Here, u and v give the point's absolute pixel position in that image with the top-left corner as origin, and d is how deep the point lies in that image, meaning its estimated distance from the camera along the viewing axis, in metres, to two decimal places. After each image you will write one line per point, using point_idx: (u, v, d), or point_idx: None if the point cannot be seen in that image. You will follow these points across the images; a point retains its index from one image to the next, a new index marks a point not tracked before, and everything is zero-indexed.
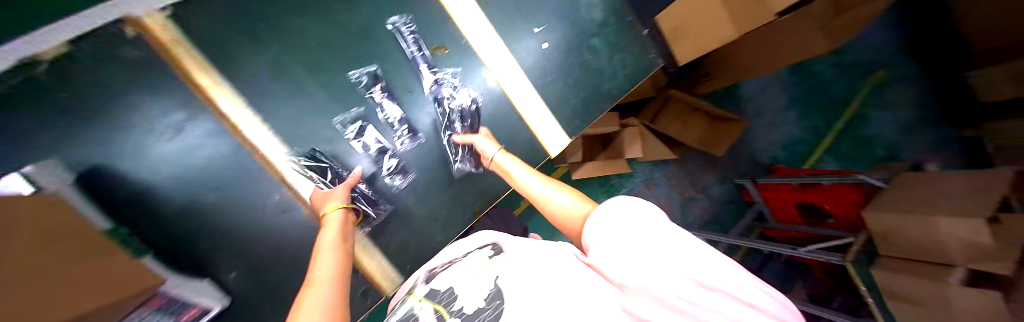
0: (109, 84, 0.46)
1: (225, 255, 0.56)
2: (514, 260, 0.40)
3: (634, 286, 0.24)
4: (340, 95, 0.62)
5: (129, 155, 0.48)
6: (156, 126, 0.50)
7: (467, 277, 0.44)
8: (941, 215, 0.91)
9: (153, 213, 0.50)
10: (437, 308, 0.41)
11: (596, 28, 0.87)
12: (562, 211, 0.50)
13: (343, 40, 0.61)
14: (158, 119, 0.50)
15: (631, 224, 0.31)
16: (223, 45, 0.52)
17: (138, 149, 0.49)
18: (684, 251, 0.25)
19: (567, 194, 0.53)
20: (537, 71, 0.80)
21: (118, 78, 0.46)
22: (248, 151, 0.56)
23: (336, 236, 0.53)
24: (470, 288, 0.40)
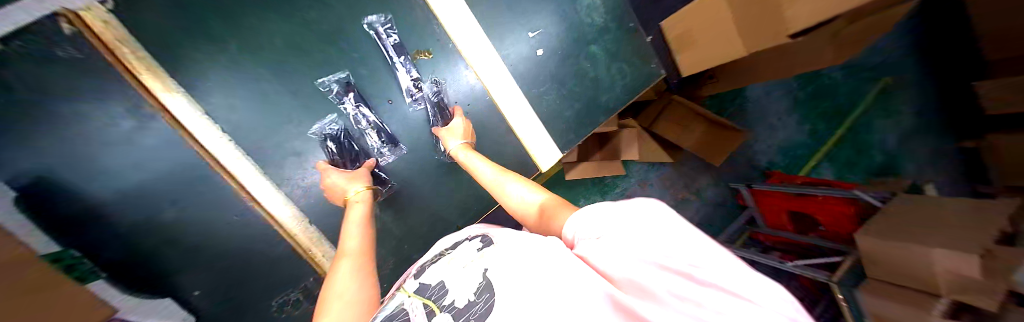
0: (52, 86, 0.44)
1: (183, 273, 0.52)
2: (503, 246, 0.33)
3: (623, 277, 0.20)
4: (311, 101, 0.61)
5: (77, 168, 0.46)
6: (109, 135, 0.48)
7: (454, 272, 0.36)
8: (939, 247, 0.87)
9: (111, 230, 0.48)
10: (426, 304, 0.34)
11: (596, 33, 0.83)
12: (521, 204, 0.47)
13: (313, 43, 0.60)
14: (107, 128, 0.48)
15: (610, 200, 0.23)
16: (182, 47, 0.51)
17: (90, 161, 0.47)
18: (678, 232, 0.18)
19: (523, 185, 0.50)
20: (527, 80, 0.78)
21: (59, 79, 0.45)
22: (205, 163, 0.53)
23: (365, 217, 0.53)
24: (459, 282, 0.33)
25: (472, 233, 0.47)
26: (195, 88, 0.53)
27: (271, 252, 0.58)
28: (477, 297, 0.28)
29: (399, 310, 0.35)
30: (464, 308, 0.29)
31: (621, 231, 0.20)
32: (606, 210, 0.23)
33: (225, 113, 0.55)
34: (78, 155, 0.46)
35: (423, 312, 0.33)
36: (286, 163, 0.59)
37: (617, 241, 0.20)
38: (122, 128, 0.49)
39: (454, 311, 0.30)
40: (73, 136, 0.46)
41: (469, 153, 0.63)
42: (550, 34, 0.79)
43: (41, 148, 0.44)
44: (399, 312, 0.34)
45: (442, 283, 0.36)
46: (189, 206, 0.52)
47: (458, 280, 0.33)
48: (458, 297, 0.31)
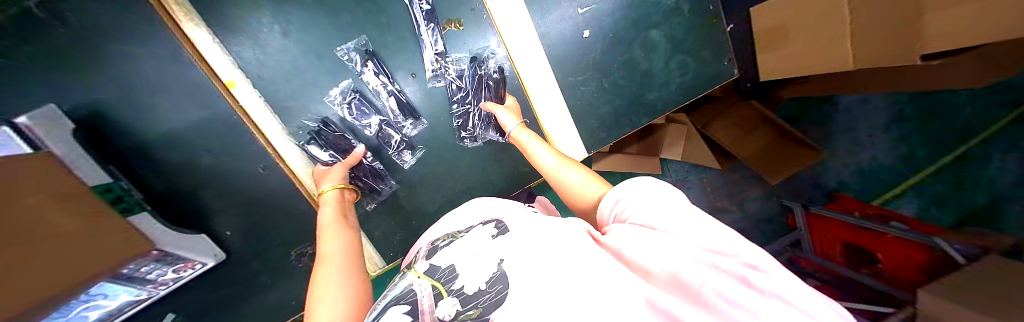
0: (111, 27, 0.47)
1: (216, 213, 0.60)
2: (523, 235, 0.33)
3: (657, 274, 0.23)
4: (334, 67, 0.60)
5: (130, 108, 0.51)
6: (155, 78, 0.51)
7: (464, 257, 0.36)
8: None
9: (158, 166, 0.55)
10: (436, 286, 0.33)
11: (662, 16, 0.69)
12: (577, 192, 0.47)
13: (343, 1, 0.57)
14: (154, 71, 0.51)
15: (658, 206, 0.28)
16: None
17: (139, 102, 0.51)
18: (720, 240, 0.22)
19: (580, 172, 0.50)
20: (566, 66, 0.70)
21: (117, 20, 0.48)
22: (237, 117, 0.56)
23: (337, 217, 0.56)
24: (471, 268, 0.33)
25: (484, 218, 0.47)
26: (226, 39, 0.53)
27: (295, 206, 0.65)
28: (489, 286, 0.29)
29: (408, 290, 0.34)
30: (475, 296, 0.29)
31: (670, 238, 0.24)
32: (655, 212, 0.27)
33: (254, 68, 0.55)
34: (136, 92, 0.51)
35: (430, 293, 0.32)
36: (304, 125, 0.61)
37: (663, 243, 0.23)
38: (169, 71, 0.52)
39: (462, 297, 0.30)
40: (132, 73, 0.50)
41: (525, 133, 0.64)
42: (604, 11, 0.67)
43: (100, 85, 0.49)
44: (410, 292, 0.34)
45: (452, 267, 0.35)
46: (230, 151, 0.58)
47: (470, 266, 0.33)
48: (468, 283, 0.31)
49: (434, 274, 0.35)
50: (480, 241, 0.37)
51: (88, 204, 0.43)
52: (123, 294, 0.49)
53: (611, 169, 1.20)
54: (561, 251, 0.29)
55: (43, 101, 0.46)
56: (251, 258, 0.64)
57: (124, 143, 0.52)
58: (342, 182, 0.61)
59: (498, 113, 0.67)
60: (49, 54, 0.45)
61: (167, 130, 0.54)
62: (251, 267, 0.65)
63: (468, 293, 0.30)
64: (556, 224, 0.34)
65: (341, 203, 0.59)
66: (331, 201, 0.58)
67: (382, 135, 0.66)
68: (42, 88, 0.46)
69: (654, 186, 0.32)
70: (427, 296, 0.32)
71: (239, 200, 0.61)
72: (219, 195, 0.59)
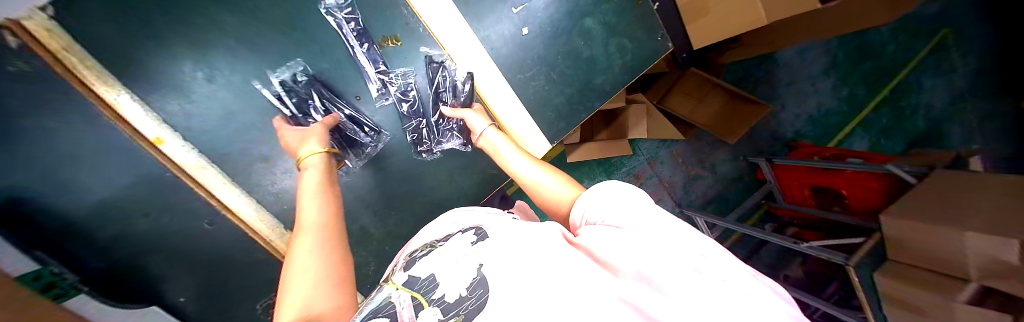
0: None
1: (170, 278, 0.56)
2: (501, 237, 0.30)
3: (636, 275, 0.20)
4: (271, 106, 0.58)
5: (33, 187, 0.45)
6: (47, 152, 0.45)
7: (444, 264, 0.32)
8: (971, 230, 0.77)
9: (87, 243, 0.50)
10: (415, 296, 0.30)
11: (592, 4, 0.72)
12: (552, 196, 0.46)
13: (268, 36, 0.55)
14: (47, 145, 0.45)
15: (625, 207, 0.28)
16: (129, 51, 0.47)
17: None
18: (675, 236, 0.22)
19: (555, 177, 0.48)
20: (511, 65, 0.71)
21: (30, 98, 0.42)
22: (171, 174, 0.53)
23: (319, 181, 0.47)
24: (448, 274, 0.30)
25: (462, 225, 0.44)
26: (143, 96, 0.50)
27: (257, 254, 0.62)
28: (468, 292, 0.25)
29: (386, 304, 0.30)
30: (458, 302, 0.25)
31: (635, 235, 0.23)
32: (628, 214, 0.26)
33: (180, 121, 0.53)
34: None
35: (411, 305, 0.29)
36: (251, 168, 0.60)
37: (629, 238, 0.23)
38: (82, 140, 0.47)
39: (444, 305, 0.27)
40: None
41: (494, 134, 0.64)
42: (539, 7, 0.69)
43: None
44: (386, 305, 0.30)
45: (433, 276, 0.31)
46: (173, 211, 0.55)
47: (449, 273, 0.30)
48: (449, 290, 0.28)
49: (411, 286, 0.32)
50: (458, 247, 0.34)
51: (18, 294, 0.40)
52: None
53: (586, 156, 1.21)
54: (529, 248, 0.25)
55: None
56: (216, 316, 0.61)
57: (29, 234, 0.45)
58: (326, 146, 0.52)
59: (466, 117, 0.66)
60: None
61: (92, 205, 0.49)
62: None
63: (449, 301, 0.26)
64: (527, 225, 0.31)
65: (326, 170, 0.50)
66: (316, 165, 0.49)
67: None
68: None
69: (623, 190, 0.32)
70: (406, 308, 0.29)
71: (195, 259, 0.58)
72: (170, 258, 0.56)
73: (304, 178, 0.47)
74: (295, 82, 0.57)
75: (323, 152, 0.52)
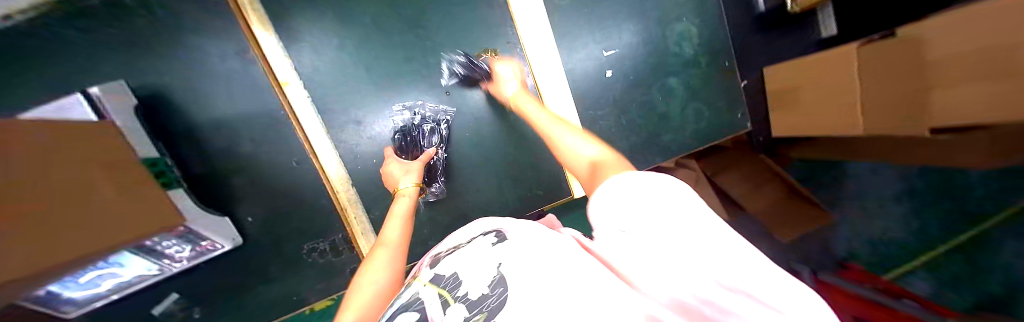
0: (196, 25, 0.56)
1: (244, 200, 0.62)
2: (524, 239, 0.27)
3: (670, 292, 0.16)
4: (378, 79, 0.65)
5: (184, 92, 0.57)
6: (208, 67, 0.57)
7: (468, 261, 0.30)
8: None
9: (198, 148, 0.59)
10: (441, 295, 0.27)
11: (678, 67, 0.76)
12: (571, 154, 0.41)
13: (395, 22, 0.64)
14: (210, 62, 0.57)
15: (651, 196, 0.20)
16: (298, 9, 0.59)
17: (192, 89, 0.57)
18: (725, 247, 0.16)
19: (582, 137, 0.43)
20: (590, 100, 0.74)
21: (213, 21, 0.57)
22: (283, 113, 0.61)
23: (407, 210, 0.54)
24: (473, 268, 0.27)
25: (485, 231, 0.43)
26: (290, 48, 0.60)
27: (319, 201, 0.66)
28: (490, 290, 0.23)
29: (415, 299, 0.29)
30: (479, 300, 0.23)
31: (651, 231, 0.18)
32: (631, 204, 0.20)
33: (307, 71, 0.61)
34: (205, 83, 0.58)
35: (437, 303, 0.26)
36: (345, 129, 0.65)
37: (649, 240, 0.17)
38: (232, 66, 0.58)
39: (469, 303, 0.24)
40: (196, 64, 0.57)
41: (524, 97, 0.61)
42: (627, 55, 0.74)
43: (168, 68, 0.56)
44: (414, 301, 0.28)
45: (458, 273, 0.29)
46: (266, 142, 0.62)
47: (477, 268, 0.27)
48: (473, 289, 0.25)
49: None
50: (478, 250, 0.29)
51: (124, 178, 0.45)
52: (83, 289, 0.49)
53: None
54: (551, 262, 0.20)
55: (130, 79, 0.54)
56: (263, 248, 0.65)
57: (182, 125, 0.58)
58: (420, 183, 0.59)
59: (501, 70, 0.66)
60: (147, 39, 0.55)
61: (214, 117, 0.59)
62: (265, 256, 0.65)
63: (473, 298, 0.24)
64: (544, 233, 0.27)
65: (415, 202, 0.56)
66: (406, 199, 0.56)
67: (404, 133, 0.67)
68: (137, 67, 0.55)
69: (641, 176, 0.23)
70: (433, 305, 0.26)
71: (266, 191, 0.63)
72: (248, 182, 0.62)
73: (396, 205, 0.55)
74: (411, 127, 0.67)
75: (415, 186, 0.58)
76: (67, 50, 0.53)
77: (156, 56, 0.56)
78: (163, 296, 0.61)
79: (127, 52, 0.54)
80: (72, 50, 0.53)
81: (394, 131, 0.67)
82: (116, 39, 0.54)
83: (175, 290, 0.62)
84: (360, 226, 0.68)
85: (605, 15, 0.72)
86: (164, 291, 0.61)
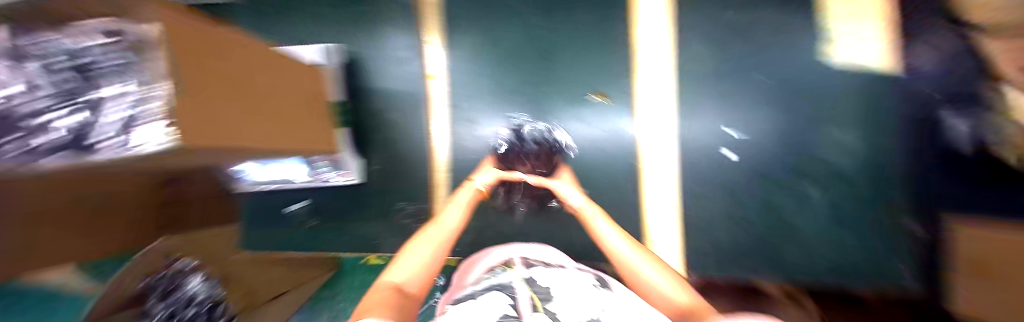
0: (400, 25, 0.82)
1: (373, 151, 0.80)
2: None
3: None
4: (499, 91, 0.77)
5: (372, 64, 0.81)
6: (393, 53, 0.81)
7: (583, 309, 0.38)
8: None
9: (362, 104, 0.80)
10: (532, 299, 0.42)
11: (818, 176, 0.65)
12: (658, 292, 0.46)
13: (529, 51, 0.76)
14: (395, 50, 0.81)
15: None
16: (464, 28, 0.79)
17: (378, 65, 0.81)
18: None
19: (664, 275, 0.49)
20: (694, 175, 0.70)
21: (411, 24, 0.81)
22: (426, 96, 0.79)
23: (465, 204, 0.69)
24: (574, 310, 0.39)
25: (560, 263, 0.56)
26: (449, 54, 0.79)
27: (419, 171, 0.78)
28: None
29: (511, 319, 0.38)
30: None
31: None
32: None
33: (453, 72, 0.79)
34: (387, 63, 0.81)
35: None
36: (461, 121, 0.78)
37: None
38: (408, 56, 0.81)
39: None
40: (388, 48, 0.81)
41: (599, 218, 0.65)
42: (751, 142, 0.68)
43: (372, 47, 0.82)
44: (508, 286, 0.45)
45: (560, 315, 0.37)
46: (405, 114, 0.80)
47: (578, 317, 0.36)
48: None
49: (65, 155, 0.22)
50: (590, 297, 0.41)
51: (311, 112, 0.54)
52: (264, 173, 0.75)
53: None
54: None
55: (351, 50, 0.82)
56: (368, 192, 0.79)
57: (363, 87, 0.81)
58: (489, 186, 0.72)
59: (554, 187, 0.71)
60: (371, 27, 0.82)
61: (381, 86, 0.80)
62: (366, 199, 0.79)
63: None
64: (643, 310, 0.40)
65: (475, 198, 0.71)
66: (467, 191, 0.71)
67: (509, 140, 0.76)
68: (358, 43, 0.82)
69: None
70: None
71: (389, 149, 0.79)
72: (381, 138, 0.80)
73: (458, 194, 0.70)
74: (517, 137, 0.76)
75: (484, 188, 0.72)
76: (329, 25, 0.83)
77: (371, 39, 0.82)
78: (297, 201, 0.81)
79: (362, 29, 0.82)
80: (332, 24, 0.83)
81: (502, 140, 0.76)
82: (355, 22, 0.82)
83: (305, 199, 0.80)
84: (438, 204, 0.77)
85: (735, 97, 0.69)
86: (298, 198, 0.80)
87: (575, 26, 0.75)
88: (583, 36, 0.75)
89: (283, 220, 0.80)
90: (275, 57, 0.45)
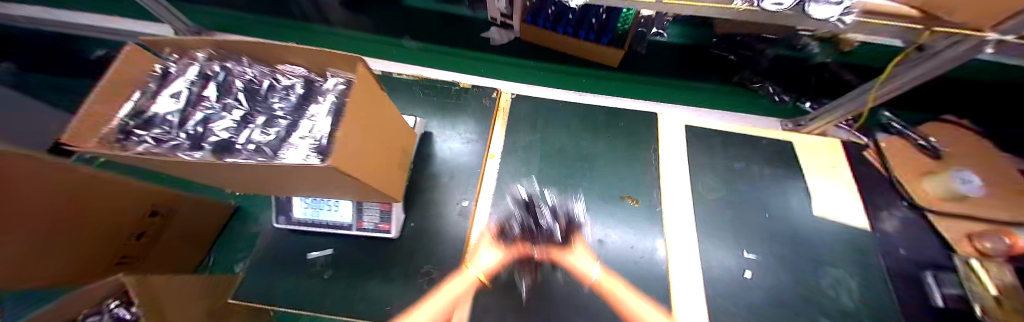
0: (473, 114, 1.03)
1: (418, 207, 0.85)
2: None
3: None
4: (545, 179, 0.91)
5: (441, 137, 0.98)
6: (460, 132, 1.00)
7: None
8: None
9: (423, 165, 0.92)
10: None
11: (835, 311, 0.71)
12: None
13: (572, 154, 0.95)
14: (462, 130, 1.00)
15: None
16: (523, 127, 1.00)
17: (445, 138, 0.98)
18: None
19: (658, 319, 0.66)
20: (723, 288, 0.73)
21: (480, 116, 1.03)
22: (478, 170, 0.92)
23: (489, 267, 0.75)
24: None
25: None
26: (507, 144, 0.97)
27: (456, 236, 0.81)
28: None
29: None
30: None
31: None
32: None
33: (507, 156, 0.95)
34: (454, 138, 0.98)
35: None
36: (507, 197, 0.87)
37: None
38: (473, 136, 0.98)
39: None
40: (456, 127, 1.00)
41: (588, 263, 0.75)
42: (764, 267, 0.76)
43: (445, 124, 1.01)
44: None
45: None
46: (457, 181, 0.90)
47: None
48: None
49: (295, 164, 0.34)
50: None
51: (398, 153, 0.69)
52: (302, 208, 0.76)
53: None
54: None
55: (429, 123, 1.00)
56: (398, 250, 0.78)
57: (426, 152, 0.95)
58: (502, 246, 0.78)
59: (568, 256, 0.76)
60: (449, 111, 1.04)
61: (445, 155, 0.95)
62: (393, 256, 0.77)
63: None
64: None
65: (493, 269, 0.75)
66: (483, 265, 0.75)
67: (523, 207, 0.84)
68: (435, 120, 1.02)
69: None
70: None
71: (433, 209, 0.85)
72: (429, 198, 0.87)
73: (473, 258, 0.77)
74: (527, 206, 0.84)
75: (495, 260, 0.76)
76: (417, 104, 1.06)
77: (446, 119, 1.03)
78: (325, 247, 0.78)
79: (441, 112, 1.04)
80: (420, 104, 1.06)
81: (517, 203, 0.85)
82: (439, 106, 1.05)
83: (333, 247, 0.77)
84: (467, 273, 0.75)
85: (741, 223, 0.83)
86: (328, 243, 0.78)
87: (610, 146, 0.97)
88: (618, 153, 0.95)
89: (301, 264, 0.75)
90: (387, 102, 0.58)
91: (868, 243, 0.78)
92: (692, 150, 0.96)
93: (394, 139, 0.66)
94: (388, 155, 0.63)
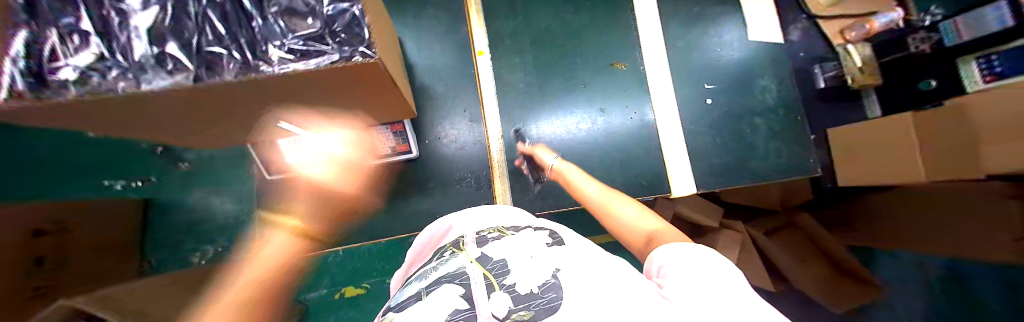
0: (439, 4, 0.87)
1: (423, 124, 0.81)
2: (574, 256, 0.36)
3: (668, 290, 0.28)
4: (540, 62, 0.90)
5: (415, 40, 0.84)
6: (434, 28, 0.86)
7: (518, 257, 0.38)
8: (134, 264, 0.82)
9: (411, 78, 0.82)
10: (486, 276, 0.36)
11: (760, 112, 0.98)
12: (628, 225, 0.46)
13: (557, 29, 0.92)
14: (437, 26, 0.86)
15: (590, 260, 0.35)
16: (501, 10, 0.91)
17: (420, 39, 0.84)
18: (622, 272, 0.33)
19: (635, 207, 0.49)
20: (692, 118, 0.95)
21: (449, 5, 0.88)
22: (473, 71, 0.86)
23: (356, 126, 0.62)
24: (521, 268, 0.36)
25: (526, 224, 0.50)
26: (492, 34, 0.89)
27: (475, 141, 0.82)
28: (540, 292, 0.31)
29: (459, 271, 0.38)
30: (527, 297, 0.31)
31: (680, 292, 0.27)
32: (598, 270, 0.32)
33: (496, 48, 0.88)
34: (432, 39, 0.85)
35: (483, 284, 0.35)
36: (510, 93, 0.86)
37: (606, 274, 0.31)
38: (453, 33, 0.87)
39: (514, 294, 0.32)
40: (427, 23, 0.86)
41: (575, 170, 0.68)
42: (719, 93, 0.98)
43: (412, 21, 0.85)
44: (461, 274, 0.37)
45: (504, 262, 0.38)
46: (453, 86, 0.84)
47: (523, 266, 0.36)
48: (520, 282, 0.34)
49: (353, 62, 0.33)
50: (531, 246, 0.40)
51: (393, 59, 0.59)
52: (292, 155, 0.66)
53: None
54: (601, 270, 0.33)
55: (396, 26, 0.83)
56: (421, 168, 0.78)
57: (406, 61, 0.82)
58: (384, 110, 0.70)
59: None
60: (412, 6, 0.86)
61: (428, 61, 0.84)
62: (424, 174, 0.78)
63: (520, 292, 0.32)
64: (602, 257, 0.36)
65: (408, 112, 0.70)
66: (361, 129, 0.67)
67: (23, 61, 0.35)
68: (400, 20, 0.84)
69: (684, 246, 0.34)
70: (479, 283, 0.35)
71: (443, 120, 0.82)
72: (432, 111, 0.82)
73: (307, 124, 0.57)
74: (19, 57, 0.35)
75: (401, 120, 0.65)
76: None
77: (413, 17, 0.85)
78: None
79: (401, 9, 0.85)
80: None
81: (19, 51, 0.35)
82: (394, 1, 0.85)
83: None
84: (498, 168, 0.81)
85: (703, 63, 0.99)
86: None
87: (591, 14, 0.95)
88: (601, 21, 0.95)
89: None
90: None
91: (781, 53, 1.03)
92: (660, 3, 1.00)
93: (383, 28, 0.58)
94: (392, 56, 0.56)
